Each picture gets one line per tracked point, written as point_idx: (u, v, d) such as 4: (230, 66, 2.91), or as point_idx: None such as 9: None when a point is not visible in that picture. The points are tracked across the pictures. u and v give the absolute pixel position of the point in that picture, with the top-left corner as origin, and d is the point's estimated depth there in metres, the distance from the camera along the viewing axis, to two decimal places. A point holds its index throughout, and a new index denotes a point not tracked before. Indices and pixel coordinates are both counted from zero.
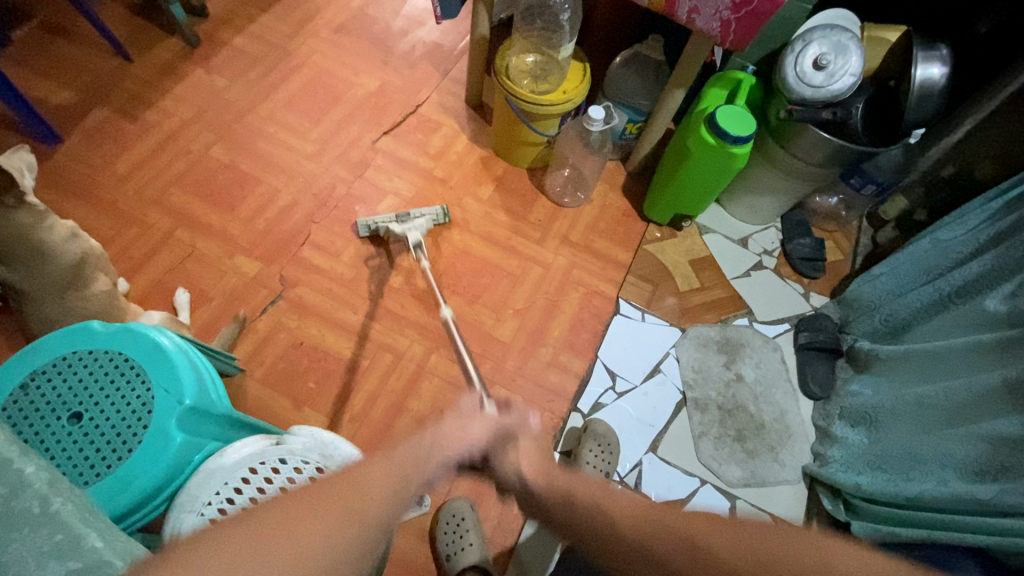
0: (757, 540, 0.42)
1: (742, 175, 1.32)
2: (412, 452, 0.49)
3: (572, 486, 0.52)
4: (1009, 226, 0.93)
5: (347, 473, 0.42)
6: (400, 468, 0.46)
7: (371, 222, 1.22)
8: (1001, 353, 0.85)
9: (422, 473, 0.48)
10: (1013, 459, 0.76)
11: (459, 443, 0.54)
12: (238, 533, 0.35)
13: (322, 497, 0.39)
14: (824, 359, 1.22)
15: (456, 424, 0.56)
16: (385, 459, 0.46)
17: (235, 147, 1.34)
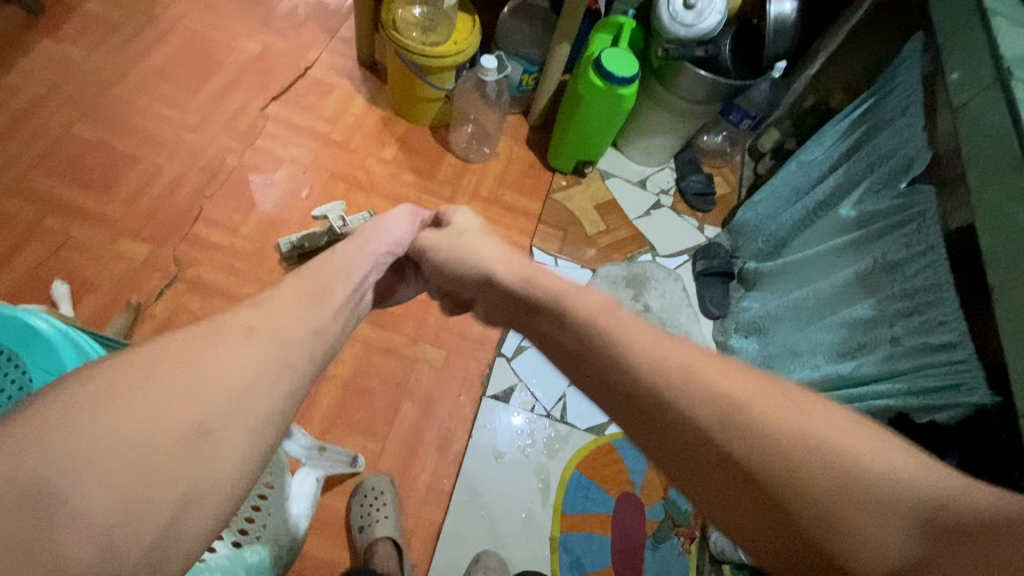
0: (769, 396, 0.43)
1: (635, 119, 1.39)
2: (310, 269, 0.62)
3: (603, 319, 0.52)
4: (856, 141, 1.06)
5: (251, 314, 0.54)
6: (303, 297, 0.58)
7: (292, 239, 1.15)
8: (853, 250, 0.98)
9: (348, 274, 0.64)
10: (865, 336, 0.88)
11: (385, 237, 0.72)
12: (121, 377, 0.45)
13: (211, 341, 0.50)
14: (720, 282, 1.35)
15: (379, 227, 0.72)
16: (298, 279, 0.60)
17: (104, 124, 1.22)
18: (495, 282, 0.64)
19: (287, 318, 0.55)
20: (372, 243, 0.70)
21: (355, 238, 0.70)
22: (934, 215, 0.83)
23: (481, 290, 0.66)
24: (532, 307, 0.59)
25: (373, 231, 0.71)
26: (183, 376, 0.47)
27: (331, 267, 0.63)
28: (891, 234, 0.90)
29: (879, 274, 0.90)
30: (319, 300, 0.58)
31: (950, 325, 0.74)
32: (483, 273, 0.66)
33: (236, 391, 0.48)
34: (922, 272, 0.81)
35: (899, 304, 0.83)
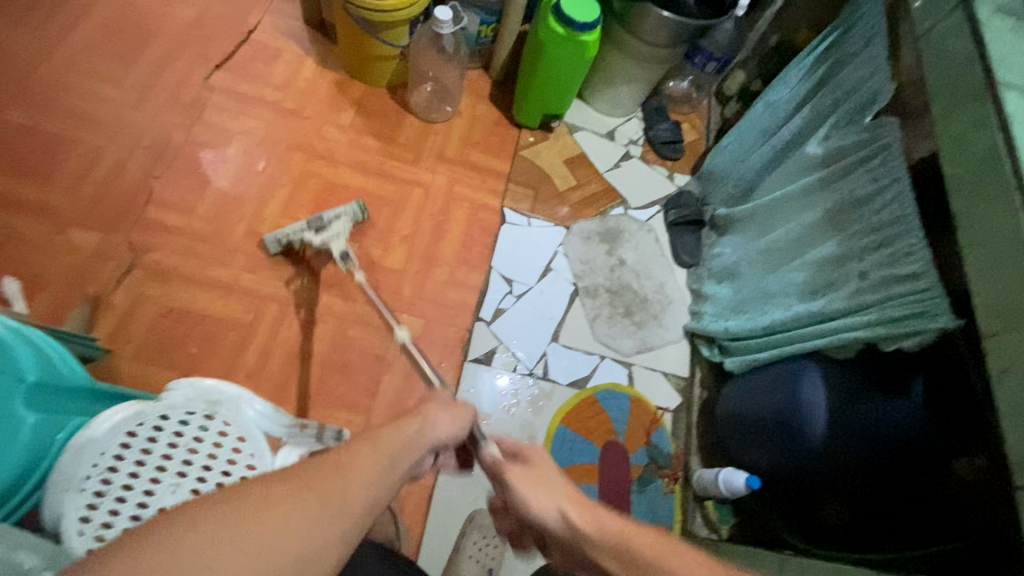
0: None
1: (601, 68, 1.35)
2: (382, 441, 0.52)
3: (664, 558, 0.63)
4: (822, 77, 1.05)
5: (334, 479, 0.46)
6: (381, 455, 0.50)
7: (280, 237, 1.08)
8: (821, 187, 0.98)
9: (411, 453, 0.53)
10: (835, 273, 0.90)
11: (442, 429, 0.59)
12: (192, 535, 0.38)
13: (291, 496, 0.43)
14: (692, 230, 1.35)
15: (403, 430, 0.54)
16: (368, 444, 0.50)
17: (32, 105, 1.12)
18: (568, 529, 0.67)
19: (365, 469, 0.48)
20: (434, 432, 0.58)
21: (413, 424, 0.56)
22: (899, 147, 0.83)
23: (551, 533, 0.69)
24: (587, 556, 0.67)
25: (527, 484, 0.69)
26: (260, 536, 0.40)
27: (401, 436, 0.53)
28: (858, 169, 0.90)
29: (847, 209, 0.90)
30: (392, 466, 0.50)
31: (916, 255, 0.75)
32: (558, 518, 0.68)
33: (310, 553, 0.42)
34: (889, 206, 0.82)
35: (867, 239, 0.84)
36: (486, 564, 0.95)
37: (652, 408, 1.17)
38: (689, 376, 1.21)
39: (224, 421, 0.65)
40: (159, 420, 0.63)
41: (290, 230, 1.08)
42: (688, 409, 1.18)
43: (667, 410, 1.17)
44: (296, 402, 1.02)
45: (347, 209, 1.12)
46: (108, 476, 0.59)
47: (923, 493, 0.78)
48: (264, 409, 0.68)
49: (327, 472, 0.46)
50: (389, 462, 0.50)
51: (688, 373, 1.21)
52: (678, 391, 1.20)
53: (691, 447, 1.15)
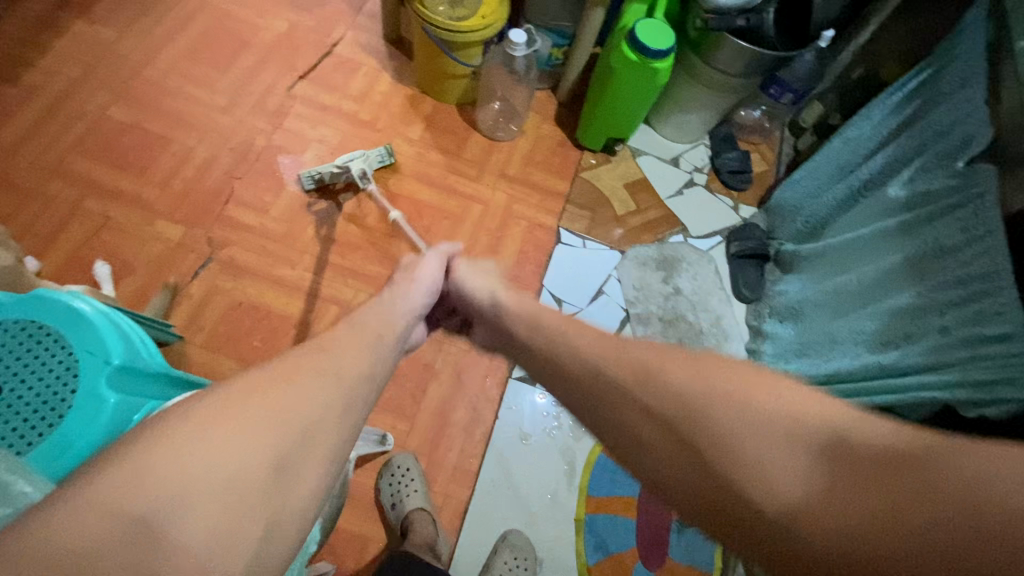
0: (715, 374, 0.49)
1: (671, 94, 1.34)
2: (361, 321, 0.61)
3: (561, 336, 0.59)
4: (910, 117, 1.00)
5: (322, 354, 0.53)
6: (363, 342, 0.57)
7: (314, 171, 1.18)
8: (902, 233, 0.92)
9: (391, 326, 0.63)
10: (911, 325, 0.83)
11: (419, 285, 0.72)
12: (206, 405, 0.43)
13: (290, 366, 0.49)
14: (755, 265, 1.30)
15: (411, 266, 0.75)
16: (349, 327, 0.59)
17: (137, 106, 1.23)
18: (494, 303, 0.70)
19: (342, 335, 0.57)
20: (409, 293, 0.70)
21: (392, 291, 0.70)
22: (996, 198, 0.77)
23: (480, 312, 0.71)
24: (513, 338, 0.64)
25: (409, 276, 0.73)
26: (262, 409, 0.45)
27: (376, 317, 0.63)
28: (946, 217, 0.84)
29: (930, 259, 0.84)
30: (370, 347, 0.57)
31: (1008, 316, 0.69)
32: (490, 295, 0.71)
33: (313, 419, 0.47)
34: (978, 259, 0.76)
35: (951, 293, 0.78)
36: None
37: None
38: None
39: None
40: None
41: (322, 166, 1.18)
42: None
43: None
44: None
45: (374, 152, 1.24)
46: None
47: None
48: None
49: (315, 349, 0.53)
50: (371, 343, 0.58)
51: None
52: None
53: None
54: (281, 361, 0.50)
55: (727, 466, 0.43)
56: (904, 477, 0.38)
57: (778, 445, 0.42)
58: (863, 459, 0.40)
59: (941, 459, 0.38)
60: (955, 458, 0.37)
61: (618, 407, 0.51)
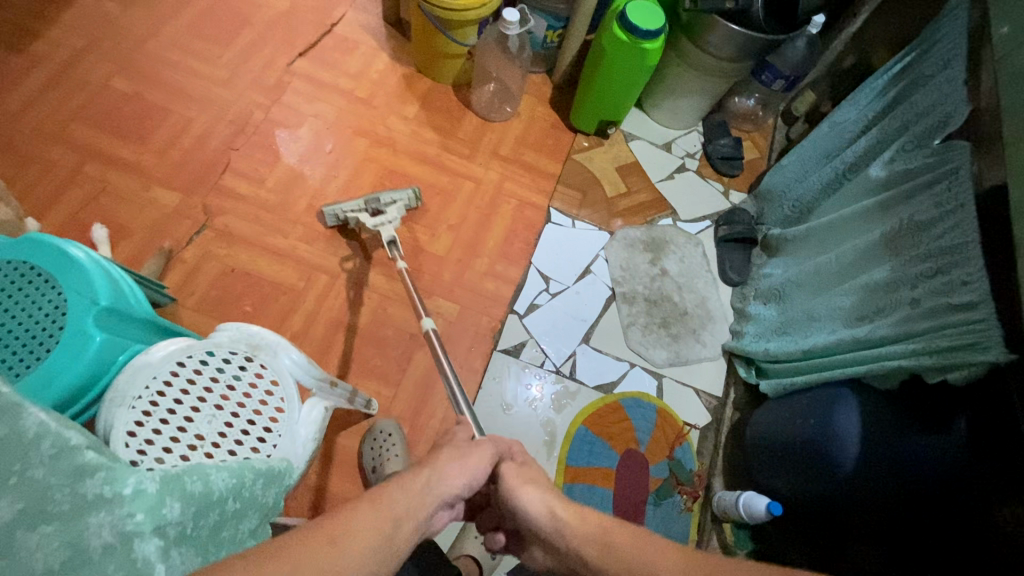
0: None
1: (663, 78, 1.35)
2: (386, 501, 0.52)
3: (632, 549, 0.53)
4: (893, 99, 1.01)
5: (328, 548, 0.44)
6: (384, 518, 0.50)
7: (339, 212, 1.13)
8: (881, 212, 0.94)
9: (415, 513, 0.53)
10: (885, 299, 0.85)
11: (461, 473, 0.62)
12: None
13: (288, 566, 0.42)
14: (742, 248, 1.32)
15: (453, 456, 0.63)
16: (371, 509, 0.50)
17: (139, 77, 1.26)
18: (549, 522, 0.59)
19: (360, 517, 0.48)
20: (445, 479, 0.60)
21: (427, 471, 0.59)
22: (968, 173, 0.78)
23: (536, 533, 0.61)
24: (579, 558, 0.56)
25: (453, 467, 0.61)
26: None
27: (401, 493, 0.53)
28: (923, 194, 0.85)
29: (905, 234, 0.86)
30: (390, 534, 0.50)
31: (974, 284, 0.70)
32: (543, 511, 0.60)
33: None
34: (950, 232, 0.77)
35: (923, 265, 0.79)
36: (490, 548, 0.96)
37: (680, 423, 1.14)
38: (722, 395, 1.18)
39: (261, 364, 0.70)
40: (205, 355, 0.68)
41: (347, 207, 1.12)
42: (716, 428, 1.14)
43: (695, 427, 1.14)
44: (332, 367, 1.09)
45: (404, 196, 1.17)
46: (155, 399, 0.64)
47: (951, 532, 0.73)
48: (298, 359, 0.73)
49: (323, 538, 0.45)
50: (390, 526, 0.50)
51: (721, 393, 1.18)
52: (708, 409, 1.16)
53: (715, 468, 1.11)
54: (278, 551, 0.43)
55: None
56: None
57: None
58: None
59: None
60: None
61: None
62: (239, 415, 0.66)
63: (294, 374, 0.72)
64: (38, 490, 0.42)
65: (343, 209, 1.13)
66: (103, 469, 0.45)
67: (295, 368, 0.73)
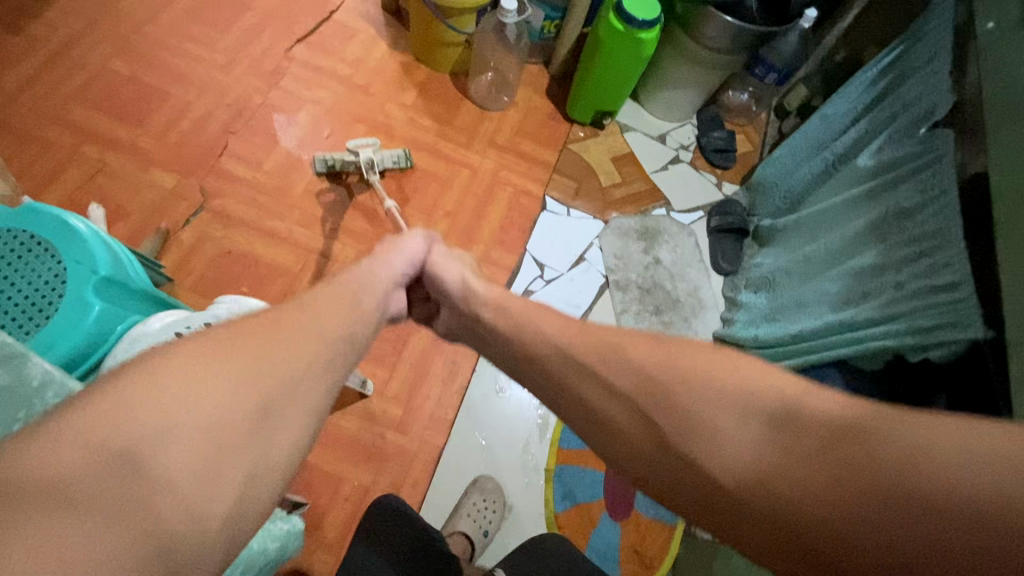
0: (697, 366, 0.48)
1: (658, 70, 1.37)
2: (338, 289, 0.59)
3: (531, 317, 0.61)
4: (882, 91, 1.03)
5: (302, 311, 0.52)
6: (345, 304, 0.57)
7: (328, 158, 1.19)
8: (869, 200, 0.96)
9: (371, 298, 0.62)
10: (870, 284, 0.87)
11: (399, 262, 0.73)
12: (186, 351, 0.43)
13: (273, 320, 0.49)
14: (733, 239, 1.34)
15: (390, 251, 0.74)
16: (329, 287, 0.59)
17: (138, 60, 1.26)
18: (463, 289, 0.72)
19: (322, 296, 0.56)
20: (388, 266, 0.71)
21: (371, 261, 0.70)
22: (953, 161, 0.80)
23: (452, 301, 0.73)
24: (477, 318, 0.67)
25: (388, 254, 0.73)
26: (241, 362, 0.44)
27: (353, 289, 0.61)
28: (908, 181, 0.88)
29: (891, 221, 0.88)
30: (350, 313, 0.56)
31: (955, 267, 0.72)
32: (460, 286, 0.73)
33: (290, 377, 0.46)
34: (933, 217, 0.79)
35: (907, 250, 0.81)
36: (482, 525, 0.98)
37: None
38: None
39: None
40: (203, 327, 0.69)
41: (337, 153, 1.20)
42: None
43: None
44: None
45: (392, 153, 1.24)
46: None
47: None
48: None
49: (296, 308, 0.52)
50: (351, 300, 0.58)
51: None
52: None
53: None
54: (260, 316, 0.50)
55: (691, 451, 0.43)
56: (842, 446, 0.38)
57: (734, 411, 0.43)
58: (809, 433, 0.40)
59: (874, 433, 0.37)
60: (908, 427, 0.36)
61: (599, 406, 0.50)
62: None
63: None
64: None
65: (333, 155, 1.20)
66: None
67: None
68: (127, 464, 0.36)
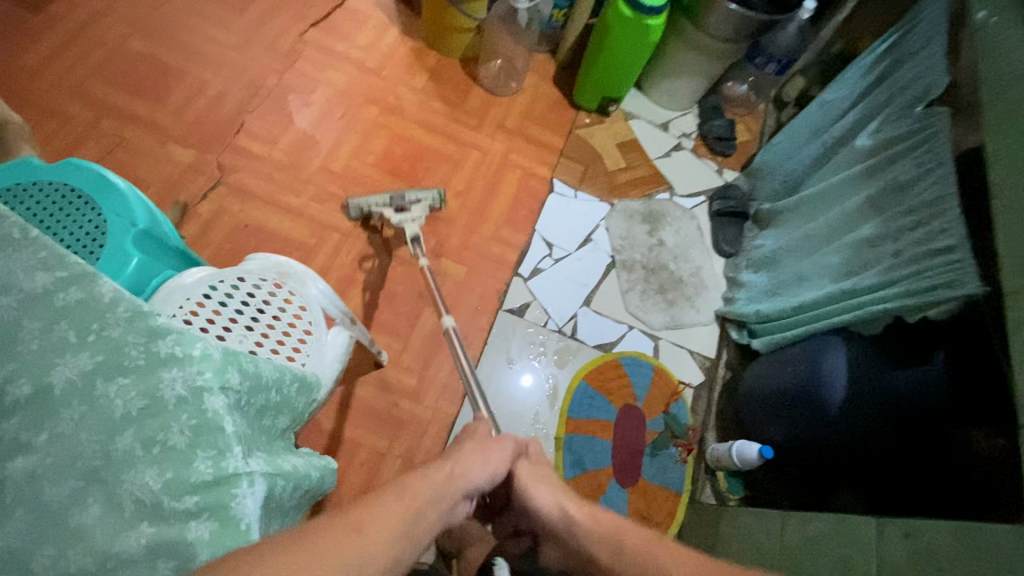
0: (756, 573, 0.48)
1: (662, 59, 1.41)
2: (410, 492, 0.50)
3: (614, 534, 0.56)
4: (878, 77, 1.08)
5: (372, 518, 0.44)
6: (411, 507, 0.48)
7: (364, 205, 1.09)
8: (867, 178, 1.00)
9: (439, 501, 0.51)
10: (869, 255, 0.91)
11: (482, 469, 0.59)
12: (274, 541, 0.38)
13: (349, 528, 0.42)
14: (734, 223, 1.38)
15: (475, 452, 0.60)
16: (396, 496, 0.48)
17: (155, 39, 1.28)
18: (564, 521, 0.60)
19: (393, 498, 0.48)
20: (467, 475, 0.57)
21: (445, 467, 0.56)
22: (947, 136, 0.85)
23: (547, 530, 0.62)
24: (591, 559, 0.57)
25: (473, 460, 0.59)
26: None
27: (430, 488, 0.51)
28: (905, 157, 0.92)
29: (888, 195, 0.92)
30: (416, 525, 0.47)
31: (951, 231, 0.77)
32: (557, 511, 0.61)
33: None
34: (930, 188, 0.84)
35: (905, 219, 0.86)
36: None
37: (675, 381, 1.20)
38: (715, 357, 1.24)
39: (289, 291, 0.73)
40: (236, 280, 0.71)
41: (373, 201, 1.09)
42: (710, 387, 1.20)
43: (689, 386, 1.20)
44: None
45: (429, 196, 1.13)
46: (189, 317, 0.67)
47: (945, 468, 0.79)
48: (325, 288, 0.76)
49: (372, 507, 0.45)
50: (417, 511, 0.48)
51: (714, 354, 1.24)
52: (702, 369, 1.22)
53: (708, 424, 1.17)
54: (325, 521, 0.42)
55: None
56: None
57: None
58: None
59: None
60: None
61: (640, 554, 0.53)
62: (269, 336, 0.69)
63: (322, 301, 0.75)
64: (117, 344, 0.47)
65: (368, 202, 1.10)
66: (175, 332, 0.48)
67: (322, 297, 0.76)
68: None
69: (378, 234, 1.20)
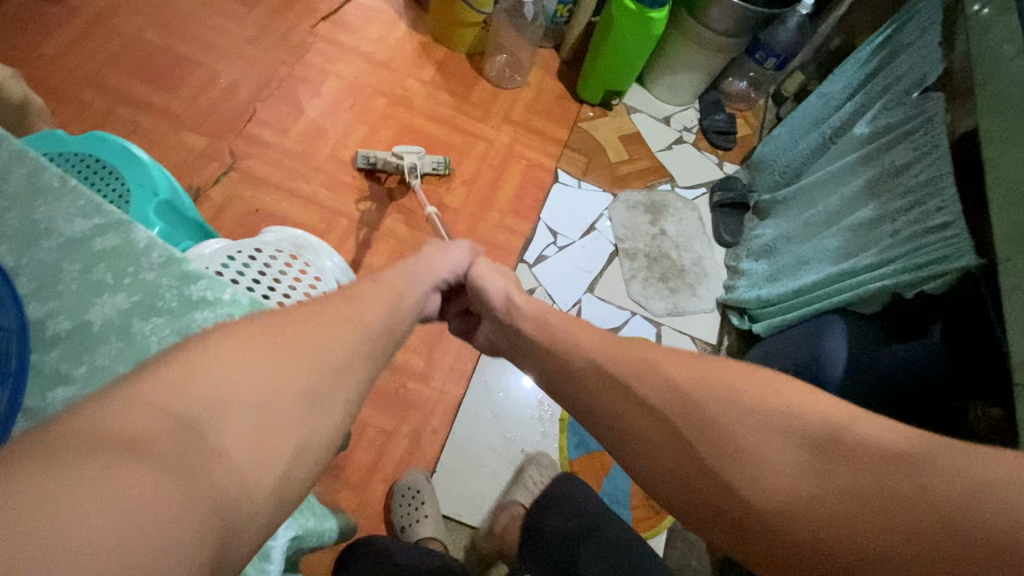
0: (733, 379, 0.49)
1: (665, 54, 1.45)
2: (385, 279, 0.59)
3: (571, 338, 0.61)
4: (876, 68, 1.10)
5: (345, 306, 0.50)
6: (391, 306, 0.55)
7: (371, 155, 1.22)
8: (865, 164, 1.03)
9: (412, 293, 0.61)
10: (868, 236, 0.94)
11: (445, 264, 0.71)
12: (244, 334, 0.42)
13: (315, 313, 0.48)
14: (734, 213, 1.41)
15: (437, 253, 0.71)
16: (375, 281, 0.58)
17: (170, 31, 1.31)
18: (507, 304, 0.70)
19: (364, 298, 0.53)
20: (436, 264, 0.70)
21: (418, 261, 0.68)
22: (943, 121, 0.87)
23: (490, 310, 0.72)
24: (555, 367, 0.59)
25: (437, 257, 0.71)
26: (284, 355, 0.42)
27: (371, 294, 0.54)
28: (902, 143, 0.95)
29: (886, 179, 0.95)
30: (389, 321, 0.54)
31: (947, 209, 0.79)
32: (503, 297, 0.72)
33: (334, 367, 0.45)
34: (925, 170, 0.86)
35: (902, 201, 0.88)
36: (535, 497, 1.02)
37: None
38: (716, 343, 1.26)
39: (305, 262, 0.76)
40: (254, 251, 0.73)
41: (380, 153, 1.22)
42: None
43: None
44: None
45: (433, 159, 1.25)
46: None
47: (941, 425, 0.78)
48: (338, 260, 0.78)
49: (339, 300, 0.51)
50: (390, 305, 0.55)
51: (715, 340, 1.26)
52: (704, 355, 1.25)
53: None
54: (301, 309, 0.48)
55: (725, 468, 0.44)
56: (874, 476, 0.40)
57: (774, 436, 0.44)
58: (848, 454, 0.42)
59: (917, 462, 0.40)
60: (941, 463, 0.39)
61: (609, 395, 0.53)
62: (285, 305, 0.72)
63: (335, 272, 0.78)
64: (152, 286, 0.45)
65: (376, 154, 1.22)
66: (207, 277, 0.47)
67: (335, 269, 0.78)
68: (189, 432, 0.36)
69: (380, 184, 1.26)
